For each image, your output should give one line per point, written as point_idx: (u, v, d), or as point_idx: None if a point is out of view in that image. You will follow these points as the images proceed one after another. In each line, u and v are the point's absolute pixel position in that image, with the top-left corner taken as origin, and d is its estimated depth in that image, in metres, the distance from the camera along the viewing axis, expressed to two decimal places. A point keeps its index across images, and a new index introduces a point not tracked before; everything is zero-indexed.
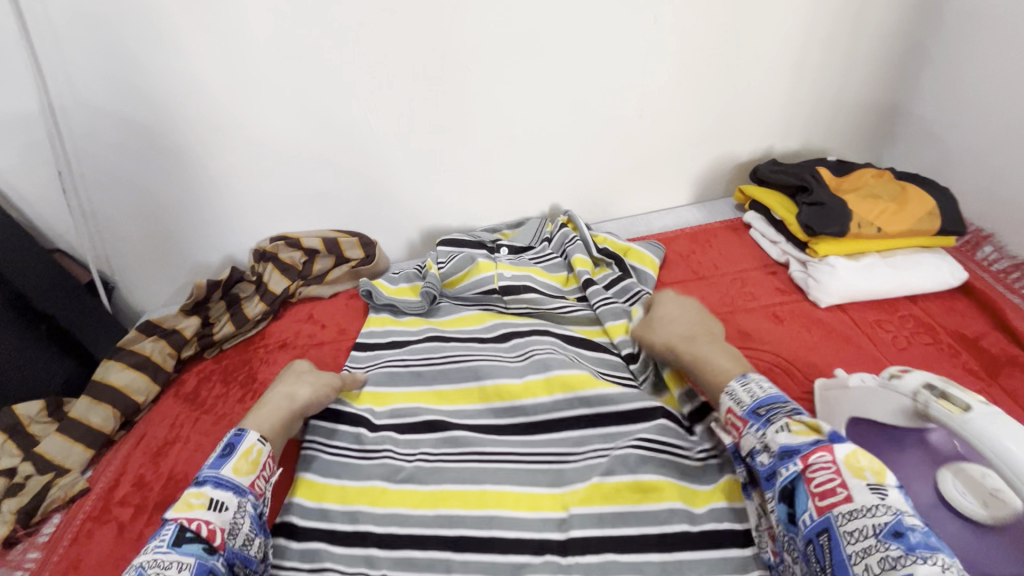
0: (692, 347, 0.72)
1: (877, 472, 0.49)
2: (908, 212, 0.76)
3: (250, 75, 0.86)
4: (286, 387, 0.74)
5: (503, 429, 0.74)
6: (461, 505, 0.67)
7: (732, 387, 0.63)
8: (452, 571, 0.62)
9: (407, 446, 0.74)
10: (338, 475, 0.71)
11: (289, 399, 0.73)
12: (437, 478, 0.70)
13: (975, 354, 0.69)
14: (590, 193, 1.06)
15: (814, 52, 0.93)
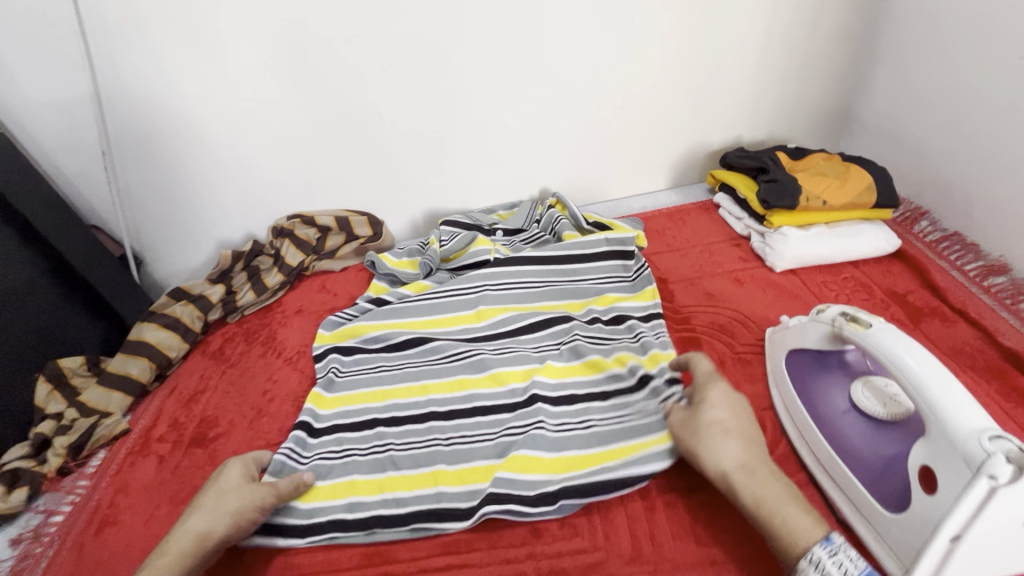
0: (765, 488, 0.57)
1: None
2: (850, 188, 0.87)
3: (274, 69, 0.97)
4: (206, 507, 0.62)
5: (475, 339, 0.88)
6: (446, 390, 0.81)
7: (816, 553, 0.51)
8: (448, 432, 0.76)
9: (391, 360, 0.87)
10: (339, 388, 0.83)
11: (212, 520, 0.61)
12: (419, 376, 0.84)
13: (903, 306, 0.80)
14: (577, 177, 1.17)
15: (775, 52, 1.05)
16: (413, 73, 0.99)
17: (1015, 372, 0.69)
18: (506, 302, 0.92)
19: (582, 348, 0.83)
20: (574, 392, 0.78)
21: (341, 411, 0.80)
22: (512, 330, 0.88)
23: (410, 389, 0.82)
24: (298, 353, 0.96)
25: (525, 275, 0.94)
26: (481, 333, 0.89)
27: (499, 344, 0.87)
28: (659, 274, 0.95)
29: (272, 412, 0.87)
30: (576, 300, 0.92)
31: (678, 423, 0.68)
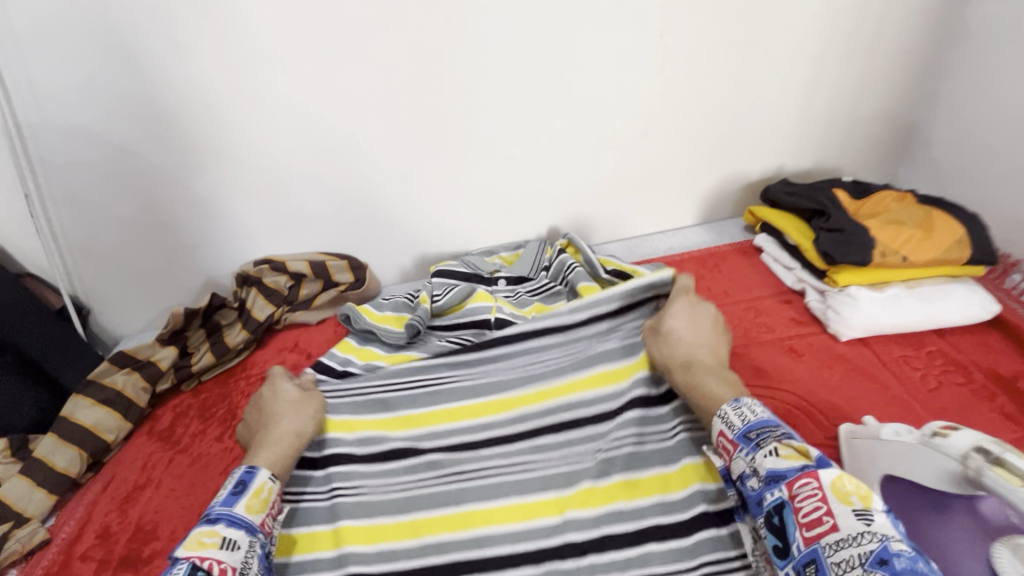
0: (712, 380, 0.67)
1: (865, 498, 0.48)
2: (936, 240, 0.71)
3: (228, 92, 0.81)
4: (282, 403, 0.72)
5: (473, 445, 0.73)
6: (447, 527, 0.65)
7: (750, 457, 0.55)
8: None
9: (378, 479, 0.71)
10: (316, 520, 0.67)
11: (284, 422, 0.70)
12: (414, 505, 0.68)
13: (1013, 397, 0.64)
14: (593, 213, 1.00)
15: (828, 67, 0.89)
16: (395, 95, 0.83)
17: None
18: (519, 387, 0.78)
19: (619, 459, 0.69)
20: (617, 522, 0.64)
21: (307, 562, 0.63)
22: (528, 432, 0.74)
23: (401, 529, 0.66)
24: None
25: (536, 351, 0.81)
26: (481, 437, 0.74)
27: (512, 450, 0.72)
28: None
29: None
30: (604, 373, 0.77)
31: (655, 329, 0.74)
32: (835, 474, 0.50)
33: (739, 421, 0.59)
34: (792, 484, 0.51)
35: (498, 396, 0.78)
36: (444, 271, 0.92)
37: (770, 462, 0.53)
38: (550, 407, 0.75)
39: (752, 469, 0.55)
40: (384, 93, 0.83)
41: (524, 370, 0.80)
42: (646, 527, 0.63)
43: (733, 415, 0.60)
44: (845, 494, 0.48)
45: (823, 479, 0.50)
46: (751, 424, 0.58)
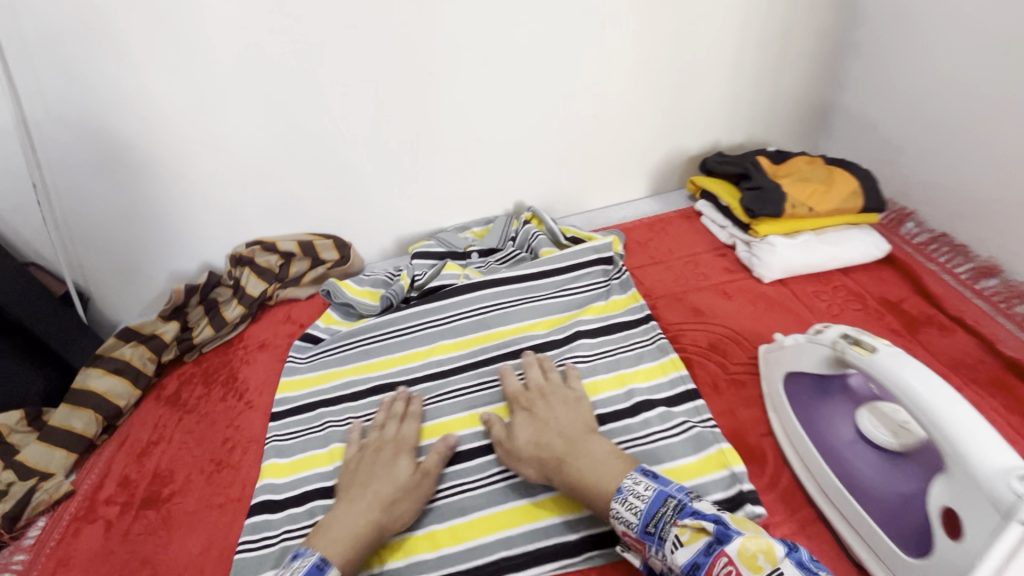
0: (583, 467, 0.62)
1: (769, 554, 0.48)
2: (836, 192, 0.84)
3: (220, 86, 0.90)
4: (383, 479, 0.66)
5: (450, 373, 0.84)
6: (424, 437, 0.76)
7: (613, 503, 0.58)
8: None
9: (362, 410, 0.81)
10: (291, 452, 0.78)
11: (370, 506, 0.63)
12: None
13: (898, 315, 0.77)
14: (554, 189, 1.12)
15: (750, 52, 1.02)
16: (371, 86, 0.94)
17: (1018, 383, 0.66)
18: (484, 326, 0.88)
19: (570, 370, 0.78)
20: None
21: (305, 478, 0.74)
22: (493, 358, 0.84)
23: None
24: (259, 393, 0.89)
25: (500, 297, 0.91)
26: (450, 366, 0.84)
27: (478, 374, 0.83)
28: (644, 291, 0.90)
29: (233, 463, 0.79)
30: (559, 314, 0.88)
31: (520, 426, 0.70)
32: (740, 545, 0.48)
33: (632, 514, 0.56)
34: (708, 570, 0.48)
35: (468, 334, 0.88)
36: (423, 253, 1.02)
37: (678, 554, 0.51)
38: (515, 337, 0.86)
39: (667, 565, 0.53)
40: (361, 84, 0.93)
41: (490, 310, 0.90)
42: (593, 415, 0.73)
43: (625, 509, 0.57)
44: (757, 560, 0.47)
45: (732, 555, 0.48)
46: (645, 512, 0.55)
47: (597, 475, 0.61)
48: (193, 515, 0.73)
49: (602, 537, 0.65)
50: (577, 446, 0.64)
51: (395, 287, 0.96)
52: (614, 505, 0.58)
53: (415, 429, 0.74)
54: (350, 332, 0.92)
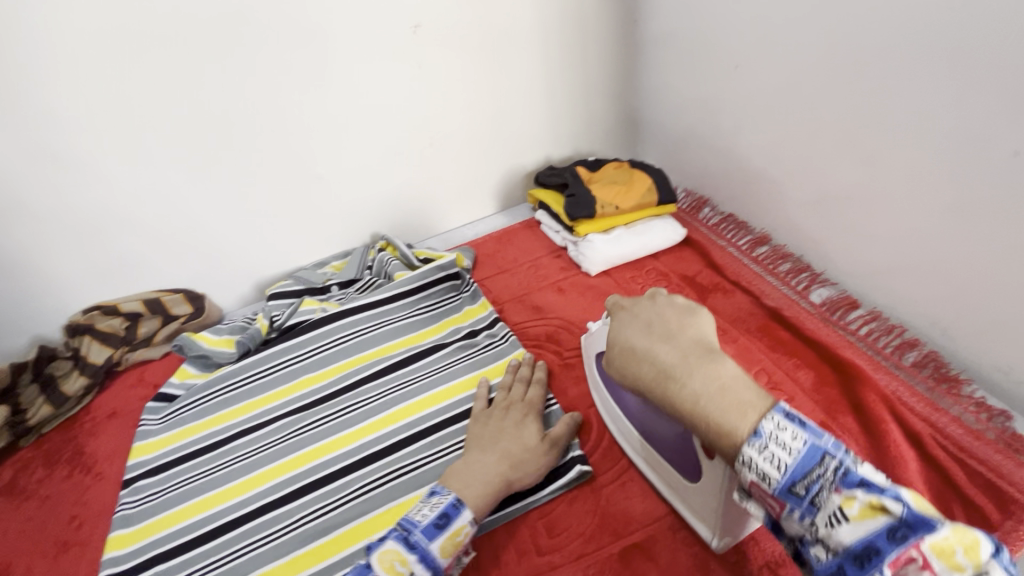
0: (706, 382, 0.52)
1: (970, 550, 0.39)
2: (636, 190, 0.98)
3: (24, 151, 0.86)
4: (509, 439, 0.70)
5: (311, 404, 0.86)
6: (287, 470, 0.78)
7: (745, 455, 0.48)
8: (294, 514, 0.73)
9: (219, 459, 0.81)
10: (139, 518, 0.75)
11: (501, 460, 0.67)
12: (256, 465, 0.79)
13: (693, 286, 0.91)
14: (407, 216, 1.18)
15: (558, 77, 1.16)
16: (196, 137, 0.94)
17: (779, 328, 0.81)
18: (343, 354, 0.91)
19: (426, 383, 0.86)
20: (425, 428, 0.80)
21: (157, 541, 0.72)
22: (353, 381, 0.87)
23: (245, 485, 0.77)
24: (110, 463, 0.85)
25: (359, 323, 0.95)
26: (311, 397, 0.86)
27: (338, 400, 0.86)
28: (492, 298, 0.99)
29: (80, 540, 0.75)
30: (415, 332, 0.94)
31: (506, 435, 0.71)
32: (941, 535, 0.40)
33: (770, 466, 0.46)
34: (892, 561, 0.40)
35: (329, 364, 0.91)
36: (280, 293, 1.03)
37: (841, 530, 0.43)
38: (375, 359, 0.91)
39: (813, 530, 0.45)
40: (184, 135, 0.94)
41: (349, 338, 0.93)
42: (445, 420, 0.81)
43: (758, 458, 0.47)
44: (950, 551, 0.39)
45: (922, 543, 0.40)
46: (792, 469, 0.46)
47: (723, 408, 0.50)
48: None
49: None
50: (698, 363, 0.54)
51: (251, 332, 0.96)
52: (746, 452, 0.48)
53: (540, 392, 0.78)
54: (206, 382, 0.91)
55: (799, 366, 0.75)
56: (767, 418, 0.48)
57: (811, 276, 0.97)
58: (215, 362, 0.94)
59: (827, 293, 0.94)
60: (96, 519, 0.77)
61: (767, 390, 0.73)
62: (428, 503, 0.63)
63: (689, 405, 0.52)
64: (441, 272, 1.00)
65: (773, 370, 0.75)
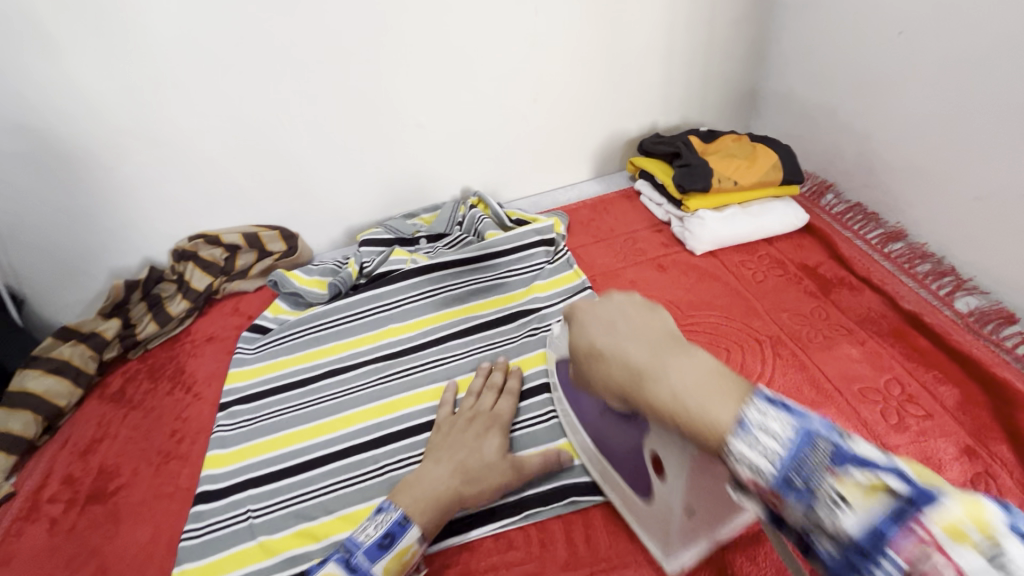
0: (682, 375, 0.47)
1: (980, 522, 0.32)
2: (759, 166, 0.91)
3: (148, 75, 0.88)
4: (468, 452, 0.67)
5: (398, 354, 0.86)
6: (375, 415, 0.79)
7: (734, 452, 0.41)
8: (379, 461, 0.74)
9: (309, 395, 0.83)
10: (234, 441, 0.78)
11: (454, 473, 0.64)
12: (345, 406, 0.80)
13: (814, 278, 0.84)
14: (500, 173, 1.14)
15: (679, 36, 1.07)
16: (309, 75, 0.94)
17: (916, 333, 0.74)
18: (431, 309, 0.91)
19: (515, 347, 0.84)
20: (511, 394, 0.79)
21: (250, 466, 0.75)
22: (440, 337, 0.87)
23: (333, 425, 0.78)
24: (208, 386, 0.88)
25: (447, 279, 0.95)
26: (400, 347, 0.87)
27: (425, 354, 0.86)
28: (585, 267, 0.94)
29: (181, 454, 0.79)
30: (504, 295, 0.92)
31: (486, 447, 0.68)
32: (948, 509, 0.33)
33: (764, 459, 0.40)
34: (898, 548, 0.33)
35: (417, 316, 0.91)
36: (371, 239, 1.02)
37: (844, 518, 0.35)
38: (463, 317, 0.90)
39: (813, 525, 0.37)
40: (297, 71, 0.93)
41: (438, 294, 0.93)
42: (533, 389, 0.78)
43: (753, 454, 0.40)
44: (960, 526, 0.32)
45: (930, 523, 0.33)
46: (785, 458, 0.39)
47: (708, 405, 0.44)
48: (140, 507, 0.73)
49: (541, 498, 0.68)
50: (665, 356, 0.50)
51: (343, 275, 0.96)
52: (735, 447, 0.41)
53: (511, 407, 0.74)
54: (300, 319, 0.93)
55: (940, 380, 0.68)
56: (748, 407, 0.42)
57: (956, 281, 0.86)
58: (307, 302, 0.95)
59: (974, 302, 0.83)
60: (194, 439, 0.81)
61: (901, 402, 0.67)
62: (374, 522, 0.60)
63: (664, 402, 0.47)
64: (536, 236, 0.96)
65: (902, 379, 0.69)
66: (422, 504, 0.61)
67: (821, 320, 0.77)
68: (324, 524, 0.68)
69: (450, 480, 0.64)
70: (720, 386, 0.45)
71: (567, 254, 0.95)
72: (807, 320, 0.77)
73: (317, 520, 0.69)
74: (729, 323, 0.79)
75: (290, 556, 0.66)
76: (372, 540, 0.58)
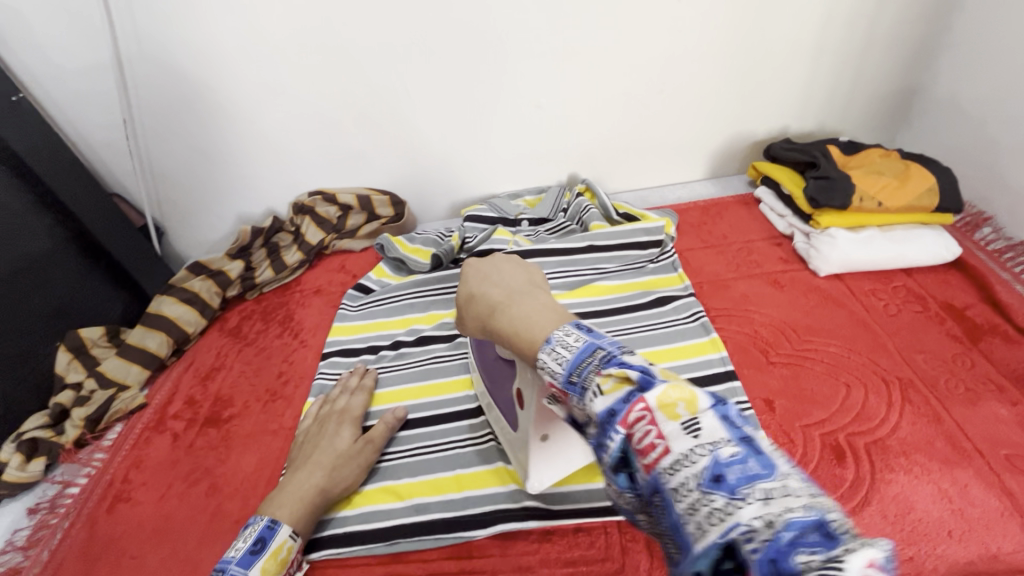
0: (526, 307, 0.51)
1: (689, 402, 0.36)
2: (910, 189, 0.82)
3: (294, 41, 0.92)
4: (324, 449, 0.69)
5: None
6: (460, 388, 0.81)
7: (544, 355, 0.44)
8: (464, 434, 0.76)
9: (406, 358, 0.86)
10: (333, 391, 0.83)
11: (313, 472, 0.67)
12: (436, 374, 0.83)
13: (960, 321, 0.76)
14: (611, 162, 1.11)
15: (835, 34, 0.97)
16: (446, 51, 0.95)
17: None
18: None
19: None
20: None
21: None
22: None
23: (422, 391, 0.81)
24: (314, 334, 0.94)
25: (545, 267, 0.93)
26: None
27: None
28: (692, 271, 0.90)
29: (287, 394, 0.85)
30: (600, 287, 0.88)
31: (330, 445, 0.70)
32: (662, 391, 0.37)
33: (559, 365, 0.42)
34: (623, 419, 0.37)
35: None
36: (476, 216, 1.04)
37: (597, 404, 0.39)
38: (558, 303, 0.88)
39: (587, 418, 0.40)
40: (436, 46, 0.94)
41: (537, 279, 0.92)
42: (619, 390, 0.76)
43: (557, 362, 0.43)
44: (672, 404, 0.36)
45: (648, 401, 0.37)
46: (570, 363, 0.42)
47: (528, 326, 0.48)
48: (248, 437, 0.80)
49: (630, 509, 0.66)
50: (520, 297, 0.53)
51: (445, 247, 0.98)
52: (540, 359, 0.44)
53: (363, 400, 0.77)
54: (403, 284, 0.97)
55: None
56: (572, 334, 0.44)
57: None
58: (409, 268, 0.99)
59: None
60: (293, 386, 0.86)
61: None
62: (241, 536, 0.61)
63: (507, 331, 0.51)
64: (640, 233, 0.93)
65: None
66: (297, 505, 0.64)
67: (965, 369, 0.70)
68: (409, 486, 0.71)
69: (312, 480, 0.66)
70: (549, 312, 0.49)
71: (674, 256, 0.92)
72: (948, 367, 0.70)
73: (402, 479, 0.71)
74: (851, 355, 0.73)
75: (372, 512, 0.69)
76: (244, 548, 0.59)
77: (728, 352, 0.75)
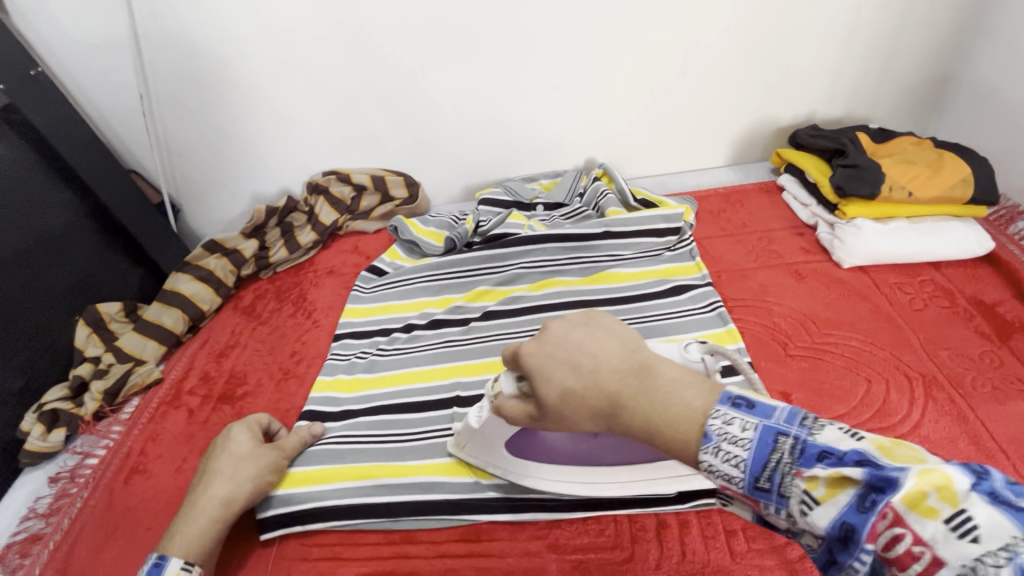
0: (660, 391, 0.44)
1: (944, 490, 0.33)
2: (943, 179, 0.79)
3: (309, 17, 0.90)
4: (226, 468, 0.65)
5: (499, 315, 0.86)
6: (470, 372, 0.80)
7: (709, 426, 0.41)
8: None
9: (417, 341, 0.86)
10: (342, 372, 0.82)
11: (216, 495, 0.63)
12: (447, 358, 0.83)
13: (989, 318, 0.73)
14: (629, 146, 1.08)
15: (870, 15, 0.93)
16: (464, 29, 0.92)
17: None
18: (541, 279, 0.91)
19: None
20: None
21: (363, 397, 0.79)
22: (547, 308, 0.86)
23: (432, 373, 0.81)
24: (327, 315, 0.94)
25: (559, 253, 0.92)
26: (504, 305, 0.87)
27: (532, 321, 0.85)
28: (710, 260, 0.88)
29: (299, 373, 0.86)
30: (615, 274, 0.87)
31: (228, 462, 0.66)
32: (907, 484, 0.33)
33: (734, 466, 0.39)
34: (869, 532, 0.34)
35: (525, 284, 0.90)
36: (491, 199, 1.02)
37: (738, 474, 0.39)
38: (572, 289, 0.87)
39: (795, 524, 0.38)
40: (454, 25, 0.92)
41: (550, 265, 0.91)
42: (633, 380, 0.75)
43: (717, 462, 0.39)
44: (922, 497, 0.33)
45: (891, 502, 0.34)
46: (750, 461, 0.38)
47: (673, 416, 0.43)
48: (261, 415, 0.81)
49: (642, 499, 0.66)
50: (640, 383, 0.45)
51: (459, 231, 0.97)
52: (702, 458, 0.40)
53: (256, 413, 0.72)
54: (416, 267, 0.96)
55: None
56: (713, 415, 0.41)
57: None
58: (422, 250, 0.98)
59: None
60: (306, 366, 0.87)
61: None
62: None
63: (641, 427, 0.44)
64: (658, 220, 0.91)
65: None
66: (204, 532, 0.60)
67: (991, 368, 0.68)
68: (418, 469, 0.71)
69: (213, 503, 0.62)
70: (698, 387, 0.44)
71: (691, 245, 0.90)
72: (974, 365, 0.68)
73: (411, 462, 0.71)
74: (873, 350, 0.71)
75: (380, 495, 0.68)
76: None
77: (745, 343, 0.74)
